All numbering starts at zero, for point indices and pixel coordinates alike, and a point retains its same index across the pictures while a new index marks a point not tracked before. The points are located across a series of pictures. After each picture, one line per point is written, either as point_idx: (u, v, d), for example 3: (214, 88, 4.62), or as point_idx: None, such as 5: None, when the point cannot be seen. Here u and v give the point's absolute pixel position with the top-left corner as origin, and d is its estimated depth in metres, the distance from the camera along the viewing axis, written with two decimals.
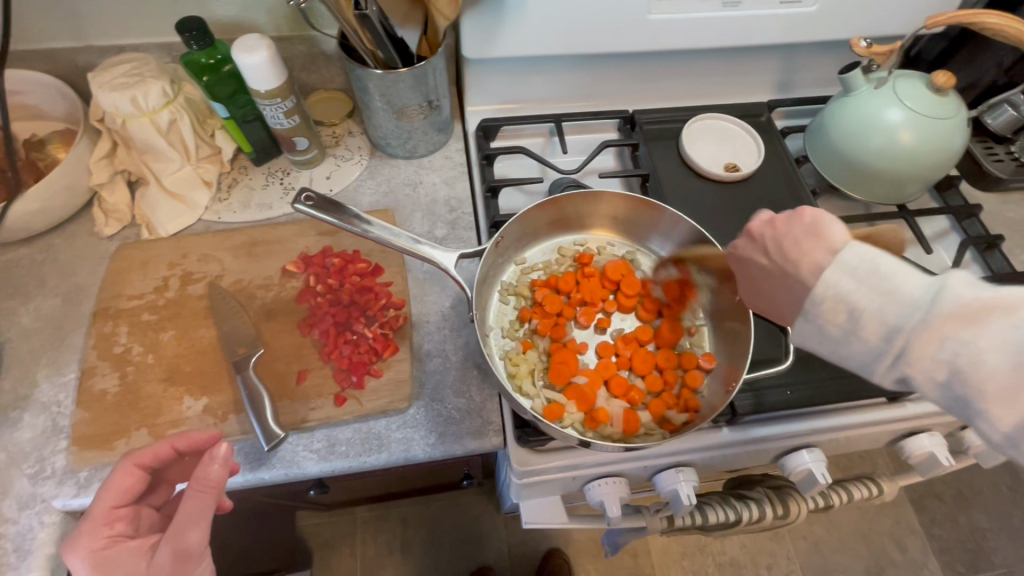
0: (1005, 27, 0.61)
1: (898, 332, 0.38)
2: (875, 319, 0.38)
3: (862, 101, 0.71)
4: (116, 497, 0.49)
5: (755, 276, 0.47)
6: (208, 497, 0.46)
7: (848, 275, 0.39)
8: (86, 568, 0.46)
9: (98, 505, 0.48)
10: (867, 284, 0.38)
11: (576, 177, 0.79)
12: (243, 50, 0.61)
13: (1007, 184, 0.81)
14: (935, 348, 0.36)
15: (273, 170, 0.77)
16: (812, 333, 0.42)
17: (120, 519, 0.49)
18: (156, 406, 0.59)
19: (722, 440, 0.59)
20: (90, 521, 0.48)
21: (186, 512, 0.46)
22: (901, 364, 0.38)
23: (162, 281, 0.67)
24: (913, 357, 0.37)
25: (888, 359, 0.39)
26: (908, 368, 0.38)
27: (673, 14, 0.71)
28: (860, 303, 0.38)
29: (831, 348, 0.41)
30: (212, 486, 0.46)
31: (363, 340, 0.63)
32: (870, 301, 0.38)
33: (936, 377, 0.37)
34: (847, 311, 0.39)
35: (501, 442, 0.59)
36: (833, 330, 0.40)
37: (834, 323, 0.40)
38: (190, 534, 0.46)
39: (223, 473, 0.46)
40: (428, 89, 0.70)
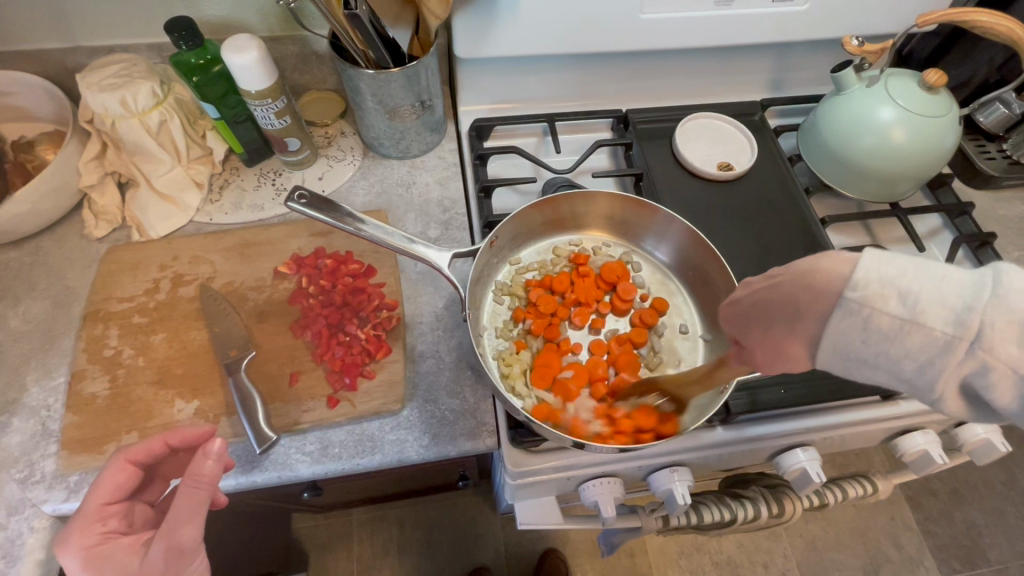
0: (996, 25, 0.61)
1: (969, 316, 0.30)
2: (934, 303, 0.31)
3: (855, 99, 0.71)
4: (109, 493, 0.49)
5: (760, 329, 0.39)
6: (202, 494, 0.45)
7: (887, 261, 0.33)
8: (78, 565, 0.46)
9: (89, 502, 0.48)
10: (914, 267, 0.32)
11: (569, 177, 0.78)
12: (233, 50, 0.61)
13: (1000, 182, 0.81)
14: (1019, 332, 0.29)
15: (265, 171, 0.77)
16: (853, 332, 0.33)
17: (112, 516, 0.48)
18: (147, 410, 0.58)
19: (716, 440, 0.59)
20: (84, 517, 0.48)
21: (179, 510, 0.45)
22: (973, 358, 0.31)
23: (153, 284, 0.66)
24: (992, 344, 0.30)
25: (953, 354, 0.31)
26: (984, 364, 0.30)
27: (666, 14, 0.71)
28: (912, 286, 0.31)
29: (881, 351, 0.33)
30: (206, 482, 0.45)
31: (356, 341, 0.63)
32: (923, 283, 0.31)
33: (1021, 369, 0.30)
34: (900, 295, 0.32)
35: (495, 443, 0.59)
36: (884, 323, 0.32)
37: (887, 312, 0.32)
38: (182, 530, 0.44)
39: (217, 468, 0.45)
40: (420, 89, 0.70)
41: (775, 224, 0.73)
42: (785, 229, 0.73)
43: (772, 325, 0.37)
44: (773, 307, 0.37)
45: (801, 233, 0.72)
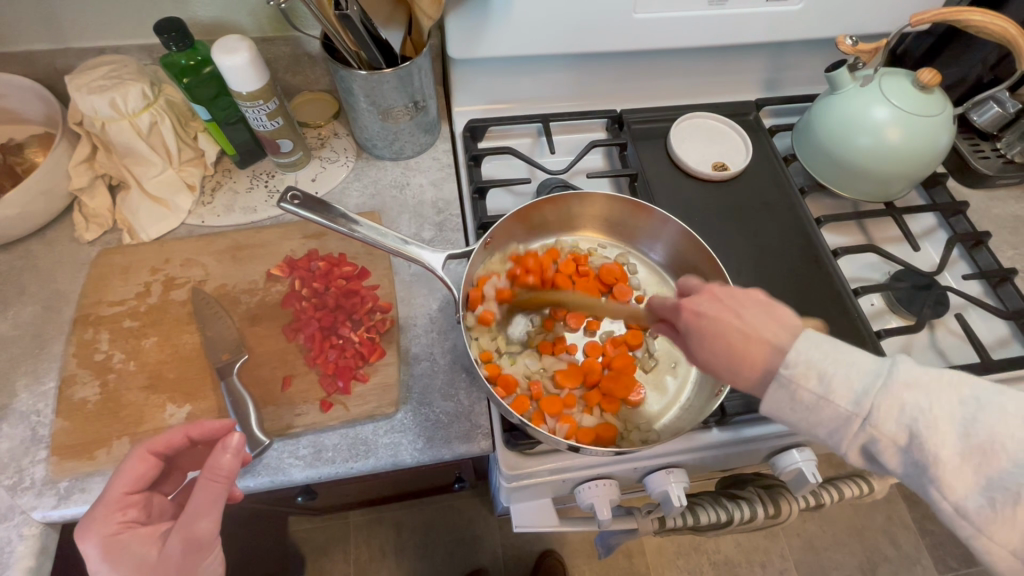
0: (989, 24, 0.61)
1: (865, 397, 0.39)
2: (843, 385, 0.40)
3: (850, 98, 0.71)
4: (129, 484, 0.48)
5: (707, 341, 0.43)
6: (219, 487, 0.45)
7: (814, 347, 0.41)
8: (97, 554, 0.45)
9: (109, 490, 0.47)
10: (830, 355, 0.40)
11: (564, 177, 0.78)
12: (224, 52, 0.60)
13: (993, 181, 0.82)
14: (897, 414, 0.39)
15: (257, 173, 0.76)
16: (784, 400, 0.41)
17: (132, 506, 0.47)
18: (138, 415, 0.58)
19: (712, 441, 0.59)
20: (104, 505, 0.47)
21: (197, 502, 0.44)
22: (864, 429, 0.40)
23: (144, 287, 0.66)
24: (878, 420, 0.39)
25: (851, 426, 0.40)
26: (871, 434, 0.39)
27: (660, 13, 0.70)
28: (829, 371, 0.40)
29: (804, 418, 0.41)
30: (223, 476, 0.45)
31: (349, 344, 0.63)
32: (837, 369, 0.40)
33: (898, 442, 0.39)
34: (819, 376, 0.40)
35: (490, 446, 0.58)
36: (805, 398, 0.40)
37: (808, 390, 0.40)
38: (200, 524, 0.44)
39: (235, 463, 0.45)
40: (414, 89, 0.69)
41: (770, 223, 0.73)
42: (779, 229, 0.73)
43: (727, 347, 0.42)
44: (726, 347, 0.42)
45: (796, 233, 0.72)
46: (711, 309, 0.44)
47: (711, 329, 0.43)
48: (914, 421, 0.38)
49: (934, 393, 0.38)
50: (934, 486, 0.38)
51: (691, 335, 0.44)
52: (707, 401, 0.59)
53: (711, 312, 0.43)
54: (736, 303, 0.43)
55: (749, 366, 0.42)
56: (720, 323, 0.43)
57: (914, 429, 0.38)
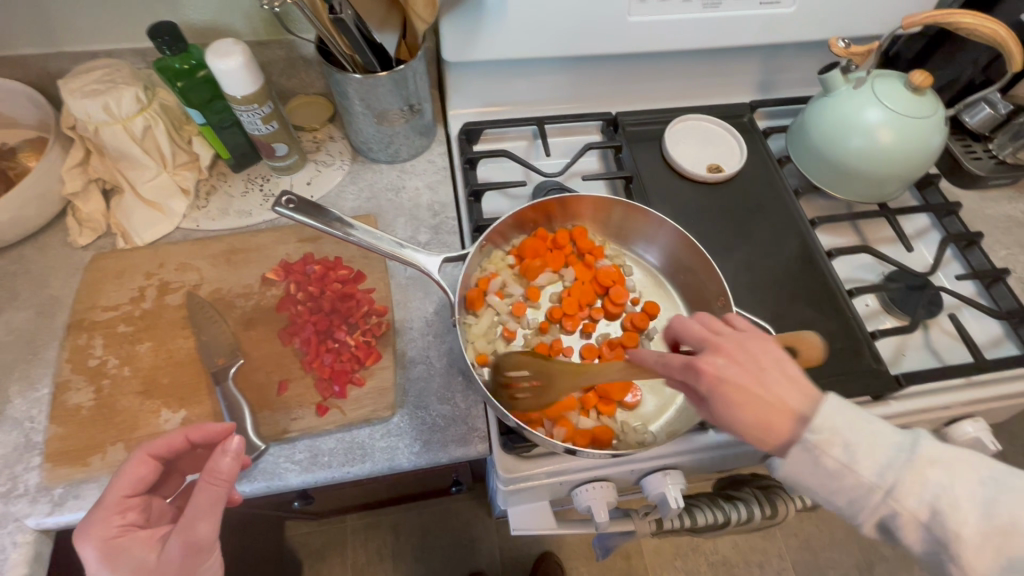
0: (978, 26, 0.62)
1: (890, 470, 0.39)
2: (867, 455, 0.40)
3: (842, 100, 0.72)
4: (130, 487, 0.47)
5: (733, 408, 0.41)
6: (219, 490, 0.45)
7: (838, 415, 0.41)
8: (97, 558, 0.44)
9: (110, 494, 0.47)
10: (853, 424, 0.40)
11: (560, 180, 0.78)
12: (219, 56, 0.60)
13: (985, 181, 0.82)
14: (921, 489, 0.39)
15: (253, 177, 0.76)
16: (805, 464, 0.41)
17: (132, 509, 0.47)
18: (132, 420, 0.57)
19: (708, 443, 0.59)
20: (103, 508, 0.46)
21: (197, 505, 0.44)
22: (885, 503, 0.40)
23: (138, 292, 0.65)
24: (900, 493, 0.39)
25: (872, 498, 0.40)
26: (893, 510, 0.39)
27: (655, 16, 0.71)
28: (853, 441, 0.40)
29: (823, 483, 0.41)
30: (222, 479, 0.44)
31: (345, 348, 0.62)
32: (861, 438, 0.40)
33: (919, 518, 0.39)
34: (843, 444, 0.40)
35: (487, 449, 0.58)
36: (829, 464, 0.40)
37: (832, 456, 0.40)
38: (200, 526, 0.44)
39: (235, 465, 0.45)
40: (409, 93, 0.69)
41: (765, 224, 0.73)
42: (774, 230, 0.73)
43: (758, 415, 0.41)
44: (755, 417, 0.41)
45: (791, 234, 0.73)
46: (736, 378, 0.41)
47: (737, 399, 0.41)
48: (937, 497, 0.38)
49: (956, 472, 0.39)
50: (954, 563, 0.38)
51: (713, 403, 0.42)
52: (703, 402, 0.59)
53: (736, 380, 0.41)
54: (758, 367, 0.42)
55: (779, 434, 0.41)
56: (747, 393, 0.41)
57: (937, 506, 0.38)
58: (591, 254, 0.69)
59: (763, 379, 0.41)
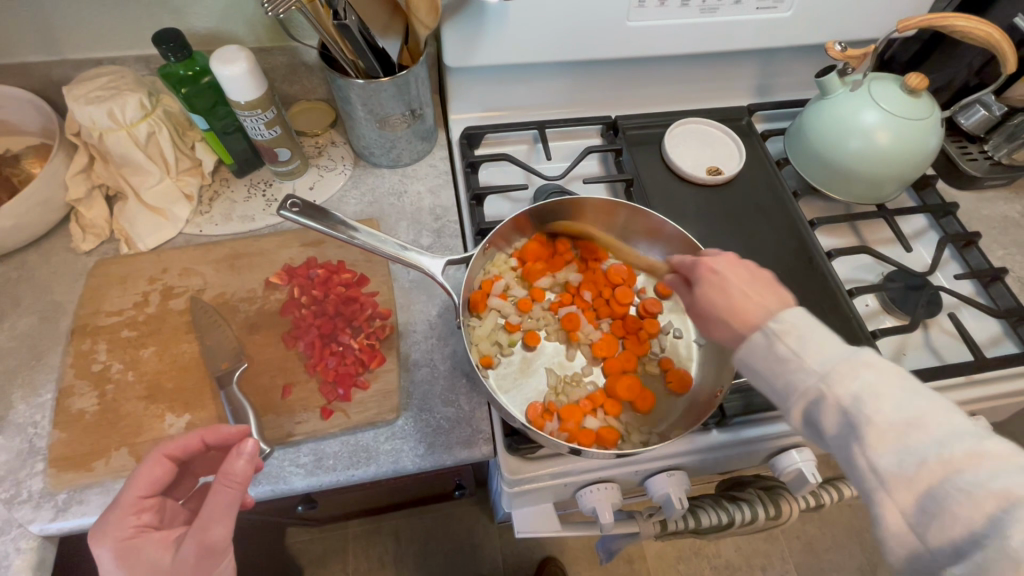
0: (972, 30, 0.63)
1: (832, 359, 0.39)
2: (816, 347, 0.40)
3: (840, 103, 0.72)
4: (146, 487, 0.47)
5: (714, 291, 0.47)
6: (234, 493, 0.45)
7: (804, 313, 0.42)
8: (111, 559, 0.44)
9: (125, 494, 0.46)
10: (815, 321, 0.42)
11: (561, 184, 0.79)
12: (222, 62, 0.61)
13: (981, 182, 0.83)
14: (851, 381, 0.38)
15: (255, 182, 0.76)
16: (758, 350, 0.43)
17: (147, 510, 0.47)
18: (137, 425, 0.57)
19: (711, 442, 0.59)
20: (119, 508, 0.46)
21: (212, 508, 0.44)
22: (816, 388, 0.40)
23: (142, 297, 0.66)
24: (834, 383, 0.39)
25: (807, 382, 0.40)
26: (821, 397, 0.39)
27: (653, 22, 0.71)
28: (809, 335, 0.41)
29: (770, 368, 0.42)
30: (238, 482, 0.44)
31: (349, 351, 0.62)
32: (815, 333, 0.41)
33: (842, 408, 0.38)
34: (799, 335, 0.41)
35: (492, 450, 0.58)
36: (780, 348, 0.41)
37: (786, 343, 0.41)
38: (215, 530, 0.44)
39: (249, 468, 0.45)
40: (411, 98, 0.70)
41: (764, 226, 0.74)
42: (773, 232, 0.74)
43: (732, 298, 0.45)
44: (728, 301, 0.45)
45: (790, 236, 0.73)
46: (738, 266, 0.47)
47: (723, 281, 0.47)
48: (865, 392, 0.38)
49: (889, 377, 0.38)
50: (859, 448, 0.37)
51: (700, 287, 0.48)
52: (707, 402, 0.59)
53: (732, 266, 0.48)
54: (748, 270, 0.47)
55: (747, 317, 0.44)
56: (728, 279, 0.46)
57: (861, 396, 0.38)
58: (596, 258, 0.70)
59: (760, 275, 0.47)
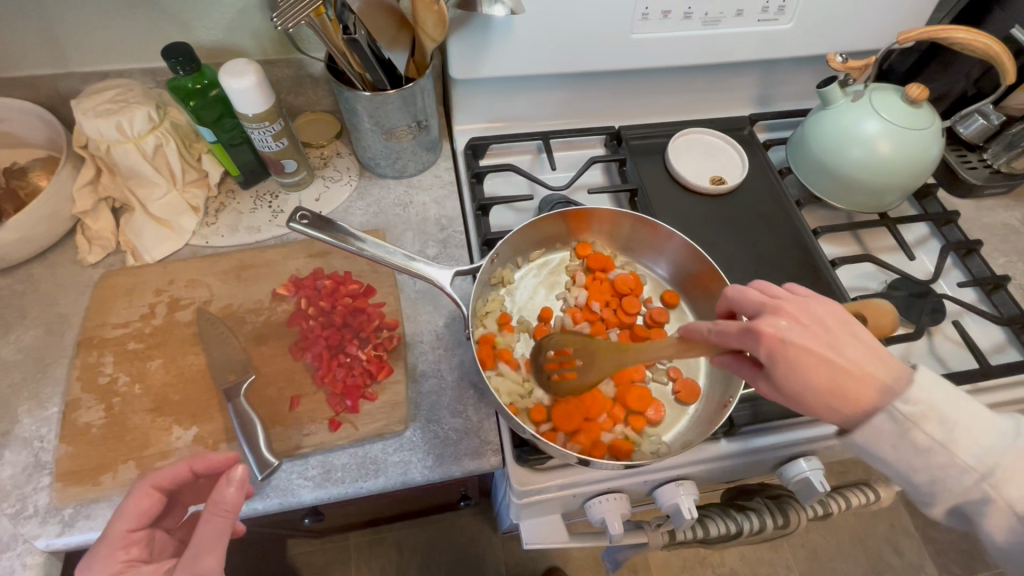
0: (971, 41, 0.64)
1: (989, 455, 0.42)
2: (965, 434, 0.42)
3: (841, 113, 0.73)
4: (133, 521, 0.47)
5: (805, 376, 0.43)
6: (223, 520, 0.44)
7: (938, 392, 0.43)
8: None
9: (114, 528, 0.47)
10: (954, 403, 0.43)
11: (565, 194, 0.79)
12: (231, 75, 0.61)
13: (981, 190, 0.84)
14: (1023, 476, 0.41)
15: (261, 194, 0.77)
16: (889, 435, 0.44)
17: (136, 543, 0.47)
18: (144, 438, 0.57)
19: (720, 452, 0.59)
20: (107, 543, 0.46)
21: (202, 536, 0.44)
22: (981, 489, 0.42)
23: (148, 309, 0.65)
24: (1000, 481, 0.41)
25: (966, 481, 0.42)
26: (988, 497, 0.42)
27: (656, 34, 0.72)
28: (947, 422, 0.42)
29: (906, 457, 0.44)
30: (227, 510, 0.44)
31: (357, 362, 0.62)
32: (960, 420, 0.42)
33: (1015, 507, 0.41)
34: (939, 420, 0.42)
35: (500, 462, 0.58)
36: (921, 440, 0.43)
37: (926, 433, 0.43)
38: (204, 560, 0.43)
39: (239, 496, 0.45)
40: (417, 110, 0.71)
41: (768, 235, 0.74)
42: (777, 241, 0.74)
43: (837, 383, 0.43)
44: (826, 386, 0.43)
45: (793, 245, 0.74)
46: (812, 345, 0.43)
47: (810, 363, 0.43)
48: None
49: None
50: None
51: (778, 370, 0.44)
52: (714, 411, 0.59)
53: (804, 345, 0.43)
54: (826, 334, 0.44)
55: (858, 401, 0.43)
56: (821, 359, 0.43)
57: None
58: (600, 268, 0.69)
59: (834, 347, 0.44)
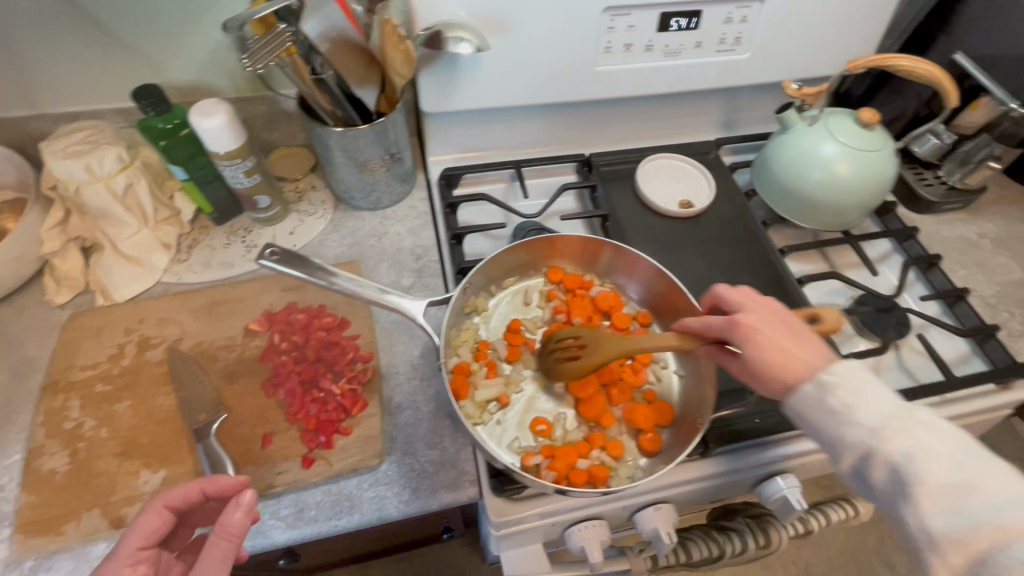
0: (915, 68, 0.67)
1: (882, 417, 0.44)
2: (866, 404, 0.45)
3: (800, 137, 0.76)
4: (142, 539, 0.45)
5: (762, 354, 0.49)
6: (228, 545, 0.43)
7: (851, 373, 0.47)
8: None
9: (122, 545, 0.45)
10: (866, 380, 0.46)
11: (539, 221, 0.80)
12: (202, 115, 0.62)
13: (939, 207, 0.87)
14: (904, 438, 0.43)
15: (234, 229, 0.77)
16: (811, 402, 0.47)
17: (143, 562, 0.45)
18: (110, 483, 0.56)
19: (698, 474, 0.59)
20: (115, 559, 0.44)
21: (206, 561, 0.43)
22: (866, 442, 0.44)
23: (118, 349, 0.65)
24: (884, 437, 0.44)
25: (858, 436, 0.45)
26: (873, 451, 0.44)
27: (620, 65, 0.75)
28: (861, 391, 0.46)
29: (822, 420, 0.47)
30: (233, 534, 0.43)
31: (331, 397, 0.62)
32: (863, 390, 0.46)
33: (892, 461, 0.43)
34: (848, 389, 0.46)
35: (477, 493, 0.57)
36: (834, 403, 0.46)
37: (837, 397, 0.46)
38: None
39: (246, 521, 0.43)
40: (389, 142, 0.72)
41: (737, 257, 0.76)
42: (746, 262, 0.76)
43: (781, 360, 0.49)
44: (772, 362, 0.49)
45: (760, 264, 0.75)
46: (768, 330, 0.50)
47: (765, 343, 0.49)
48: (915, 450, 0.42)
49: (939, 435, 0.43)
50: (909, 503, 0.42)
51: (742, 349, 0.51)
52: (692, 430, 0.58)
53: (760, 330, 0.50)
54: (785, 326, 0.50)
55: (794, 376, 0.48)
56: (774, 341, 0.49)
57: (911, 454, 0.42)
58: (570, 289, 0.68)
59: (792, 336, 0.50)
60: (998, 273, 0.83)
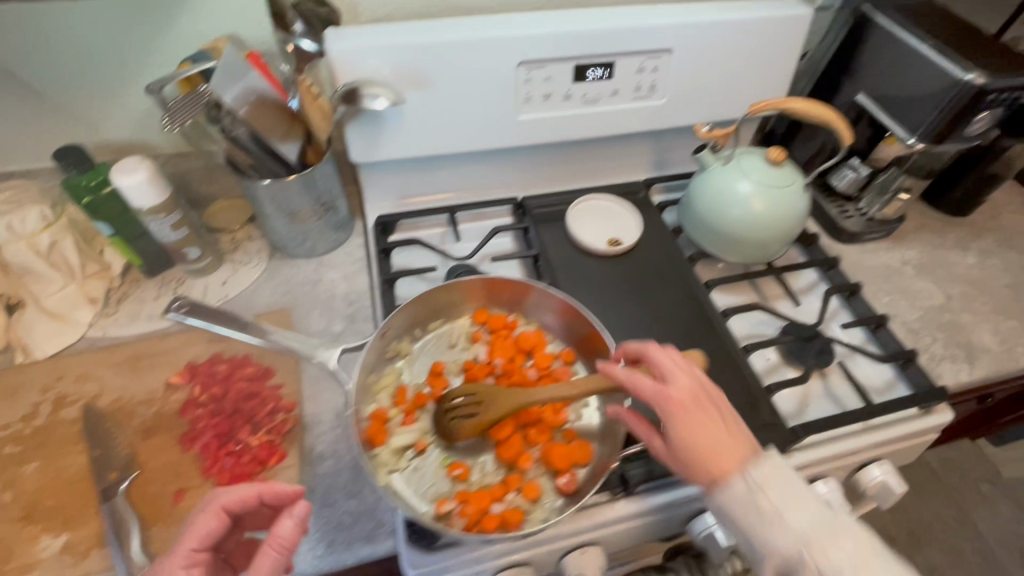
0: (809, 111, 0.71)
1: (766, 471, 0.49)
2: (764, 465, 0.49)
3: (716, 176, 0.79)
4: (197, 542, 0.46)
5: (700, 443, 0.49)
6: (279, 557, 0.45)
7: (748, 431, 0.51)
8: None
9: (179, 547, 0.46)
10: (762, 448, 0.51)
11: (472, 263, 0.82)
12: (123, 173, 0.64)
13: (860, 237, 0.91)
14: (778, 491, 0.48)
15: (165, 281, 0.77)
16: (735, 498, 0.48)
17: (199, 564, 0.46)
18: (7, 550, 0.54)
19: (619, 514, 0.59)
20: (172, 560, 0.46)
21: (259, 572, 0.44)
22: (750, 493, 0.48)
23: (32, 408, 0.63)
24: (764, 487, 0.48)
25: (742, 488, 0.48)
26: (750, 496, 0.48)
27: (542, 114, 0.78)
28: (765, 463, 0.49)
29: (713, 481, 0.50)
30: (286, 546, 0.45)
31: (247, 450, 0.61)
32: (760, 456, 0.50)
33: (769, 511, 0.47)
34: (755, 461, 0.49)
35: (394, 544, 0.56)
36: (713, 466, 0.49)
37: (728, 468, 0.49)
38: None
39: (296, 531, 0.45)
40: (318, 192, 0.74)
41: (663, 293, 0.78)
42: (671, 297, 0.77)
43: (716, 453, 0.49)
44: (700, 455, 0.49)
45: (685, 298, 0.77)
46: (698, 422, 0.49)
47: (704, 432, 0.49)
48: (788, 505, 0.48)
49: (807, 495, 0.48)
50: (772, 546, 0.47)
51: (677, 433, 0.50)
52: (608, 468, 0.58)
53: (691, 423, 0.49)
54: (725, 419, 0.51)
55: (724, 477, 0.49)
56: (710, 429, 0.49)
57: (781, 508, 0.47)
58: (495, 329, 0.68)
59: (720, 430, 0.50)
60: (921, 299, 0.85)
